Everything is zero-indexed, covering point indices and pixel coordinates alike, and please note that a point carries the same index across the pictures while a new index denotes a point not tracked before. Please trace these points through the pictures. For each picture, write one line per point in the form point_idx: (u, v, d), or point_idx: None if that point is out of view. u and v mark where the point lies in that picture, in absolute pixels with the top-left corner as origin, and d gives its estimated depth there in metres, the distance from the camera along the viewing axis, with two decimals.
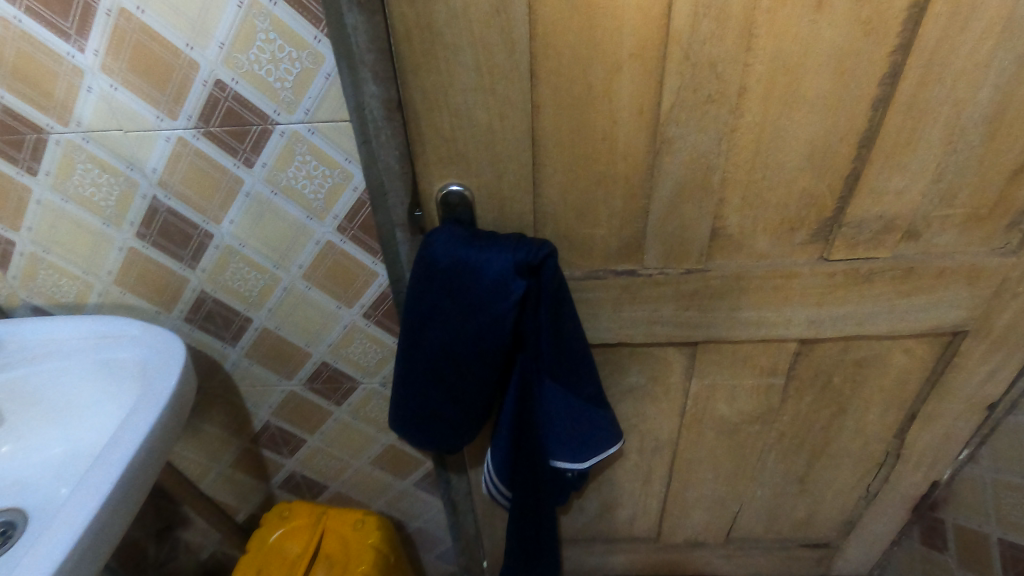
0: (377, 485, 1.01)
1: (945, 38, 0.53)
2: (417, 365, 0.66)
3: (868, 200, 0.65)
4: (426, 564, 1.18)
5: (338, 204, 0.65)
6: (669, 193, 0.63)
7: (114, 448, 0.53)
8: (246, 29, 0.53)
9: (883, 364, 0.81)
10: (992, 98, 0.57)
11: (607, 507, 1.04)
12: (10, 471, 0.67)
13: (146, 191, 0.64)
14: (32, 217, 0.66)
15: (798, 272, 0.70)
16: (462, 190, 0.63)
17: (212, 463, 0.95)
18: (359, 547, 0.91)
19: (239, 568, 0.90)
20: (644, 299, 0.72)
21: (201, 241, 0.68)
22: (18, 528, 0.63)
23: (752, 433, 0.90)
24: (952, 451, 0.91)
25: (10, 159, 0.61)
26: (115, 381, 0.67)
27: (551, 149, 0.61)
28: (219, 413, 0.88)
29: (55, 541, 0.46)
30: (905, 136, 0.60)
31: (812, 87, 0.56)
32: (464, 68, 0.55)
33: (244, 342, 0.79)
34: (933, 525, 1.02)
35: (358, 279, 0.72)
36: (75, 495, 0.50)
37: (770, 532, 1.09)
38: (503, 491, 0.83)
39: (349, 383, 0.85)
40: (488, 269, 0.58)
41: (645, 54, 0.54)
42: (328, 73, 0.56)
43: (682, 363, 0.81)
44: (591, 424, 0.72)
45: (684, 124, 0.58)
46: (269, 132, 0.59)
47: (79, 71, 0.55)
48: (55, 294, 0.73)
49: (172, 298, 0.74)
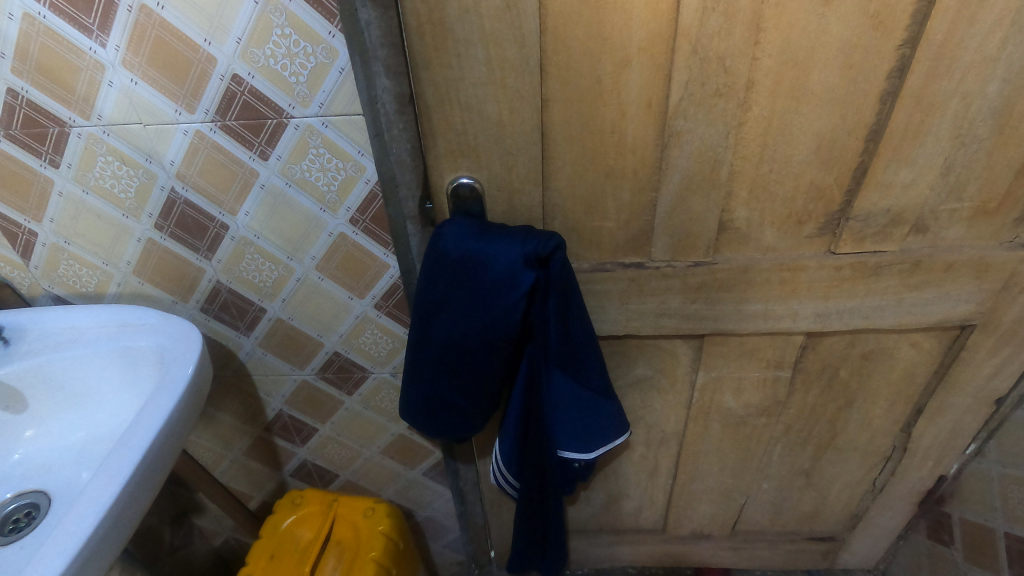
0: (387, 474, 1.02)
1: (954, 32, 0.54)
2: (428, 355, 0.67)
3: (875, 193, 0.65)
4: (435, 553, 1.20)
5: (351, 196, 0.66)
6: (677, 186, 0.64)
7: (134, 433, 0.55)
8: (263, 24, 0.54)
9: (890, 357, 0.81)
10: (1002, 92, 0.57)
11: (613, 498, 1.05)
12: (34, 455, 0.69)
13: (165, 183, 0.65)
14: (54, 208, 0.68)
15: (805, 265, 0.70)
16: (472, 182, 0.64)
17: (226, 451, 0.97)
18: (369, 534, 0.92)
19: (252, 553, 0.92)
20: (651, 291, 0.73)
21: (217, 232, 0.70)
22: (43, 509, 0.65)
23: (759, 426, 0.90)
24: (960, 445, 0.91)
25: (33, 152, 0.63)
26: (134, 369, 0.69)
27: (560, 142, 0.62)
28: (233, 401, 0.90)
29: (80, 519, 0.49)
30: (914, 130, 0.60)
31: (819, 81, 0.57)
32: (474, 62, 0.56)
33: (257, 332, 0.81)
34: (939, 519, 1.03)
35: (370, 270, 0.73)
36: (98, 477, 0.52)
37: (776, 524, 1.10)
38: (512, 480, 0.85)
39: (360, 373, 0.86)
40: (498, 261, 0.59)
41: (654, 48, 0.55)
42: (342, 67, 0.57)
43: (688, 355, 0.82)
44: (598, 414, 0.73)
45: (692, 118, 0.59)
46: (284, 126, 0.61)
47: (102, 66, 0.57)
48: (75, 284, 0.76)
49: (189, 289, 0.75)
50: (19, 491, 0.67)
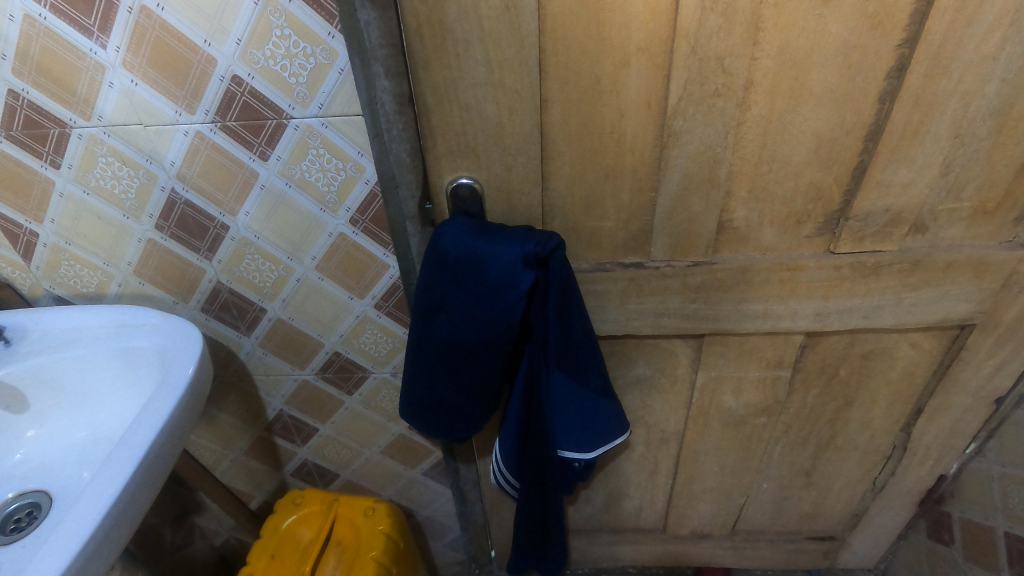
0: (387, 473, 1.03)
1: (952, 31, 0.54)
2: (427, 355, 0.67)
3: (874, 193, 0.65)
4: (435, 553, 1.20)
5: (351, 197, 0.66)
6: (676, 186, 0.64)
7: (135, 432, 0.56)
8: (262, 25, 0.55)
9: (890, 357, 0.81)
10: (1001, 91, 0.58)
11: (613, 498, 1.05)
12: (36, 455, 0.69)
13: (165, 183, 0.66)
14: (55, 209, 0.68)
15: (804, 264, 0.70)
16: (471, 182, 0.65)
17: (226, 451, 0.97)
18: (369, 534, 0.92)
19: (253, 553, 0.92)
20: (651, 291, 0.73)
21: (218, 233, 0.70)
22: (44, 509, 0.66)
23: (759, 425, 0.90)
24: (960, 444, 0.91)
25: (34, 153, 0.63)
26: (134, 369, 0.69)
27: (559, 143, 0.62)
28: (234, 401, 0.90)
29: (81, 519, 0.49)
30: (913, 129, 0.60)
31: (818, 81, 0.57)
32: (473, 62, 0.56)
33: (258, 332, 0.81)
34: (940, 518, 1.03)
35: (370, 270, 0.73)
36: (98, 477, 0.52)
37: (776, 524, 1.10)
38: (512, 480, 0.85)
39: (360, 372, 0.86)
40: (497, 261, 0.59)
41: (653, 49, 0.55)
42: (342, 68, 0.57)
43: (688, 355, 0.82)
44: (598, 414, 0.73)
45: (691, 118, 0.59)
46: (283, 126, 0.61)
47: (102, 67, 0.57)
48: (76, 284, 0.76)
49: (190, 289, 0.76)
50: (20, 490, 0.67)
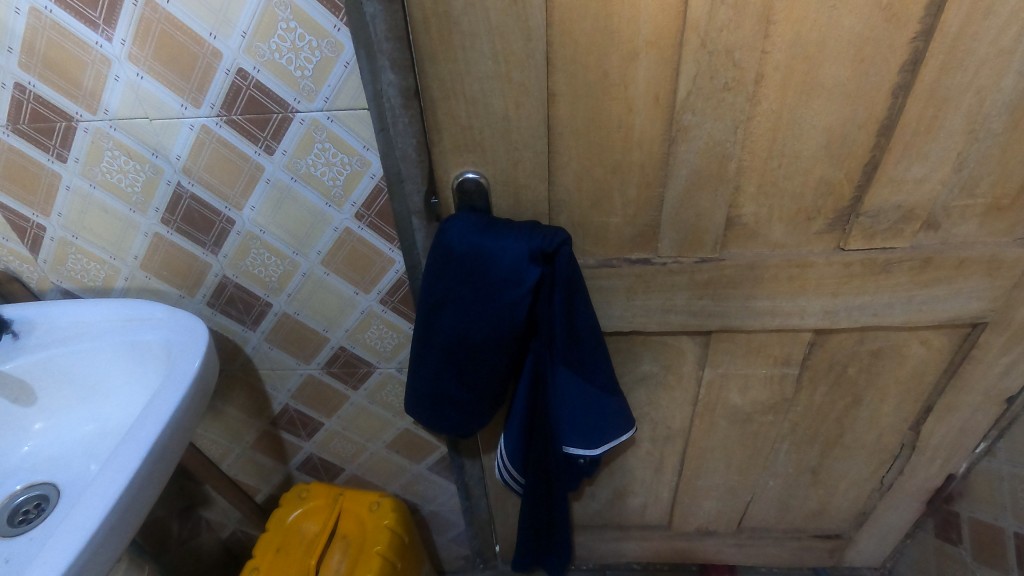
0: (392, 467, 1.03)
1: (968, 24, 0.53)
2: (432, 351, 0.67)
3: (886, 189, 0.64)
4: (439, 547, 1.21)
5: (356, 192, 0.66)
6: (685, 181, 0.64)
7: (142, 425, 0.56)
8: (267, 18, 0.54)
9: (900, 355, 0.80)
10: (1017, 85, 0.56)
11: (619, 494, 1.05)
12: (44, 447, 0.70)
13: (170, 177, 0.65)
14: (62, 203, 0.68)
15: (814, 262, 0.69)
16: (477, 177, 0.64)
17: (232, 444, 0.98)
18: (374, 528, 0.92)
19: (259, 546, 0.92)
20: (657, 287, 0.72)
21: (224, 227, 0.70)
22: (52, 501, 0.66)
23: (765, 423, 0.90)
24: (969, 443, 0.90)
25: (41, 147, 0.63)
26: (140, 362, 0.69)
27: (566, 137, 0.61)
28: (240, 394, 0.91)
29: (89, 509, 0.49)
30: (926, 124, 0.59)
31: (830, 75, 0.56)
32: (480, 55, 0.56)
33: (264, 327, 0.81)
34: (947, 518, 1.02)
35: (375, 265, 0.73)
36: (105, 470, 0.52)
37: (781, 522, 1.09)
38: (516, 475, 0.85)
39: (365, 367, 0.86)
40: (502, 257, 0.59)
41: (661, 41, 0.54)
42: (347, 61, 0.57)
43: (694, 352, 0.81)
44: (604, 411, 0.73)
45: (701, 112, 0.58)
46: (288, 120, 0.61)
47: (107, 61, 0.57)
48: (83, 278, 0.76)
49: (196, 283, 0.76)
50: (29, 483, 0.68)
